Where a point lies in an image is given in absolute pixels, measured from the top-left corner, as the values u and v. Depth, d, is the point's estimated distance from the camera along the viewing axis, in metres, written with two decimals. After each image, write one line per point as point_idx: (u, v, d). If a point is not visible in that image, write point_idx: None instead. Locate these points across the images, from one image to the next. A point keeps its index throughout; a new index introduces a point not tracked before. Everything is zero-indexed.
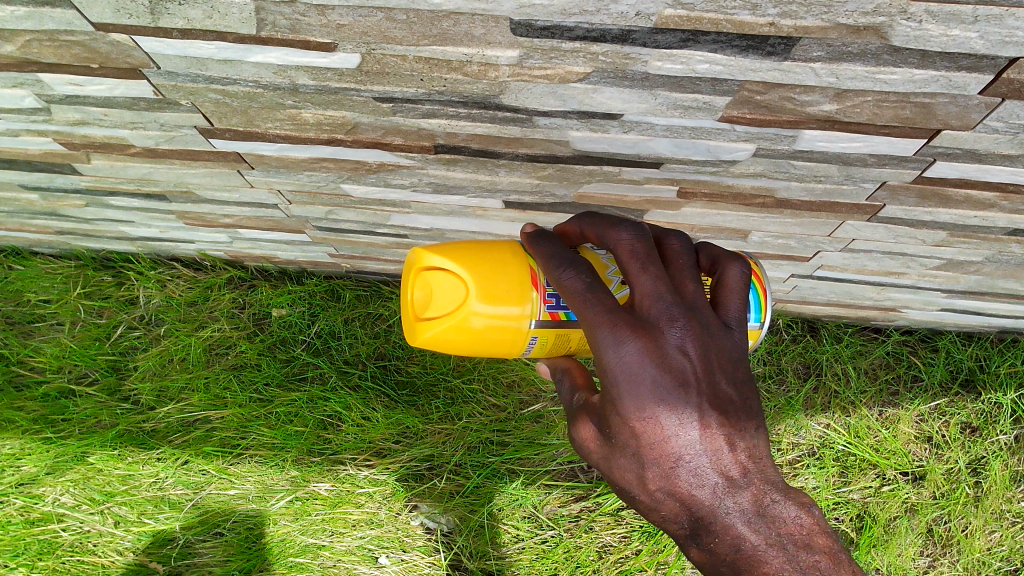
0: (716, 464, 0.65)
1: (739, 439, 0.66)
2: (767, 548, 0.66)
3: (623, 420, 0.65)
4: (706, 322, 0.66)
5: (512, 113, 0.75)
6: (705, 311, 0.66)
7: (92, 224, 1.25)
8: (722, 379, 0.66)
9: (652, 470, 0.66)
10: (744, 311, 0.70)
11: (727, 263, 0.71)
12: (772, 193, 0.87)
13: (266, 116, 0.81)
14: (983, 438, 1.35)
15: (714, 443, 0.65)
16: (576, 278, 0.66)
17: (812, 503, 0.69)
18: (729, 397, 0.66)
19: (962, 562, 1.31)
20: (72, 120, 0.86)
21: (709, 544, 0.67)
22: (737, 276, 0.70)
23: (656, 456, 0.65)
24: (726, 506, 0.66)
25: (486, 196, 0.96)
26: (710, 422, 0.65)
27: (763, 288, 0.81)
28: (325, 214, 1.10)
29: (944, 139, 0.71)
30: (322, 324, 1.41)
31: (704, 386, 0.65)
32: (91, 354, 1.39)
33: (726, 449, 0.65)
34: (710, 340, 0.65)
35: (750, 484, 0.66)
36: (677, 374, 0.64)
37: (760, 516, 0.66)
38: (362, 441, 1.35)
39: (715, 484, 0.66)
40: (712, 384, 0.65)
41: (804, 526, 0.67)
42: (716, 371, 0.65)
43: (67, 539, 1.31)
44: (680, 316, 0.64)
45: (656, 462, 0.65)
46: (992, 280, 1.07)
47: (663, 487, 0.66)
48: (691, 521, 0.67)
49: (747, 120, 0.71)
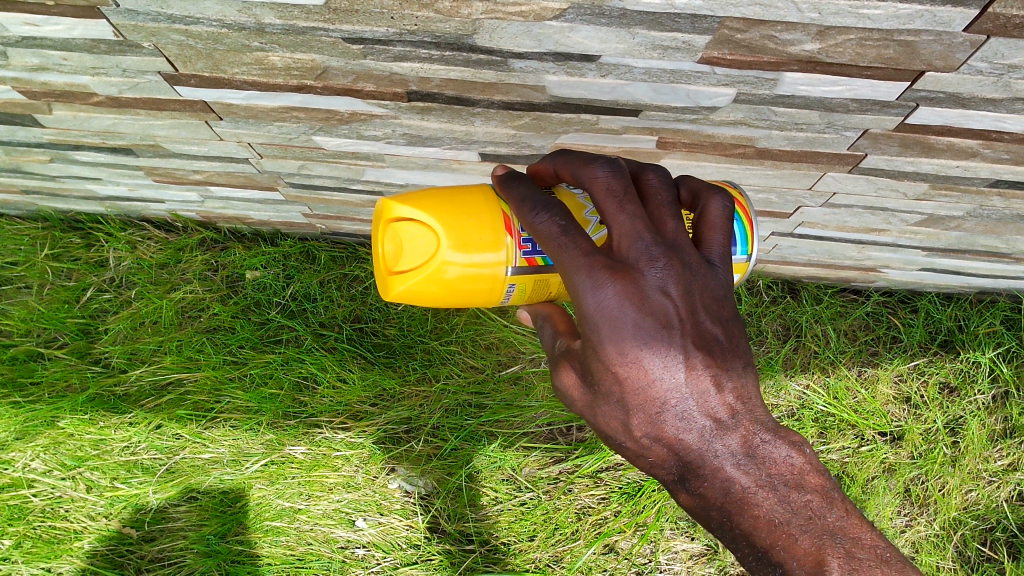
0: (703, 407, 0.65)
1: (727, 380, 0.65)
2: (758, 490, 0.66)
3: (605, 366, 0.64)
4: (687, 261, 0.64)
5: (486, 55, 0.72)
6: (686, 249, 0.65)
7: (58, 182, 1.22)
8: (707, 319, 0.65)
9: (638, 416, 0.65)
10: (727, 245, 0.68)
11: (709, 197, 0.69)
12: (752, 143, 0.85)
13: (232, 60, 0.78)
14: (962, 398, 1.35)
15: (700, 385, 0.64)
16: (550, 221, 0.64)
17: (803, 442, 0.69)
18: (714, 336, 0.65)
19: (939, 520, 1.31)
20: (31, 66, 0.83)
21: (698, 489, 0.67)
22: (719, 210, 0.69)
23: (641, 401, 0.64)
24: (715, 449, 0.66)
25: (461, 148, 0.94)
26: (695, 364, 0.64)
27: (750, 222, 0.80)
28: (297, 169, 1.07)
29: (927, 82, 0.70)
30: (297, 286, 1.38)
31: (688, 327, 0.64)
32: (60, 317, 1.36)
33: (713, 391, 0.65)
34: (692, 279, 0.64)
35: (738, 425, 0.66)
36: (660, 316, 0.63)
37: (749, 457, 0.66)
38: (338, 404, 1.33)
39: (703, 428, 0.65)
40: (696, 325, 0.64)
41: (795, 466, 0.68)
42: (700, 311, 0.64)
43: (37, 505, 1.29)
44: (660, 255, 0.63)
45: (642, 408, 0.65)
46: (973, 236, 1.07)
47: (649, 433, 0.66)
48: (678, 466, 0.67)
49: (728, 61, 0.69)
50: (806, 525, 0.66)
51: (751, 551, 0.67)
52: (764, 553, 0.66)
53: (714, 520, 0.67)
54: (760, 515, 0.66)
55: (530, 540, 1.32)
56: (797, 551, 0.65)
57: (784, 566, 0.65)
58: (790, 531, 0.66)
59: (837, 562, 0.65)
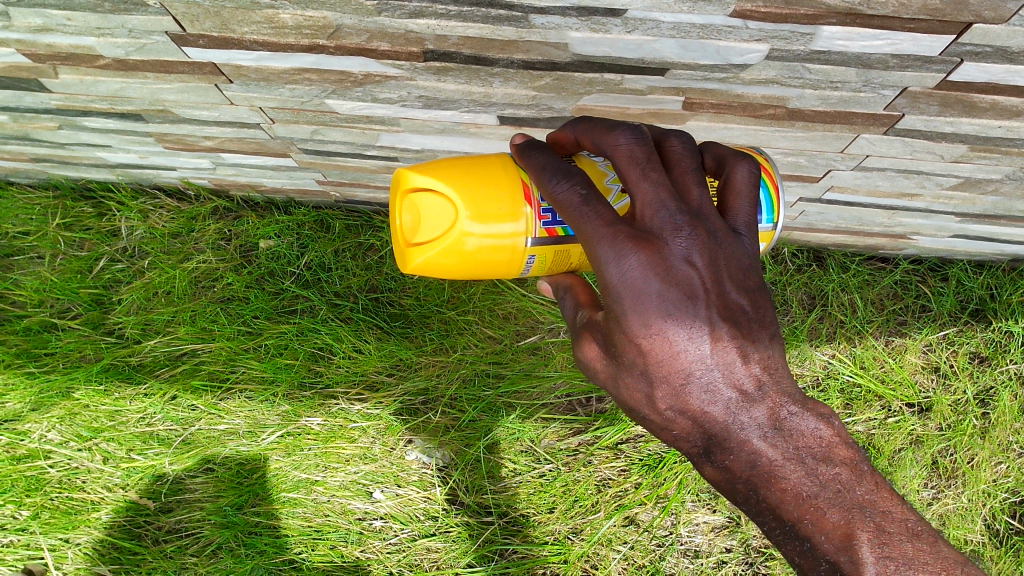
0: (728, 378, 0.62)
1: (752, 350, 0.63)
2: (785, 463, 0.64)
3: (628, 337, 0.61)
4: (712, 230, 0.61)
5: (506, 10, 0.69)
6: (711, 218, 0.62)
7: (68, 149, 1.20)
8: (732, 289, 0.62)
9: (661, 388, 0.63)
10: (754, 213, 0.65)
11: (734, 162, 0.66)
12: (783, 103, 0.81)
13: (241, 19, 0.75)
14: (993, 368, 1.32)
15: (725, 357, 0.62)
16: (571, 190, 0.62)
17: (831, 415, 0.66)
18: (740, 306, 0.62)
19: (967, 493, 1.28)
20: (34, 27, 0.80)
21: (723, 462, 0.64)
22: (745, 176, 0.65)
23: (665, 373, 0.62)
24: (741, 421, 0.63)
25: (479, 111, 0.91)
26: (721, 335, 0.61)
27: (776, 187, 0.77)
28: (310, 134, 1.04)
29: (974, 34, 0.66)
30: (312, 256, 1.36)
31: (713, 297, 0.61)
32: (73, 288, 1.34)
33: (739, 362, 0.62)
34: (718, 248, 0.61)
35: (764, 397, 0.63)
36: (685, 286, 0.60)
37: (776, 430, 0.64)
38: (354, 374, 1.31)
39: (728, 400, 0.63)
40: (722, 294, 0.61)
41: (823, 438, 0.65)
42: (726, 281, 0.62)
43: (54, 476, 1.28)
44: (685, 223, 0.60)
45: (666, 380, 0.62)
46: (1010, 201, 1.03)
47: (673, 406, 0.63)
48: (703, 438, 0.64)
49: (761, 15, 0.65)
50: (835, 499, 0.63)
51: (778, 524, 0.64)
52: (791, 527, 0.64)
53: (739, 493, 0.65)
54: (787, 488, 0.63)
55: (550, 512, 1.30)
56: (825, 525, 0.63)
57: (811, 539, 0.63)
58: (818, 504, 0.63)
59: (867, 535, 0.62)
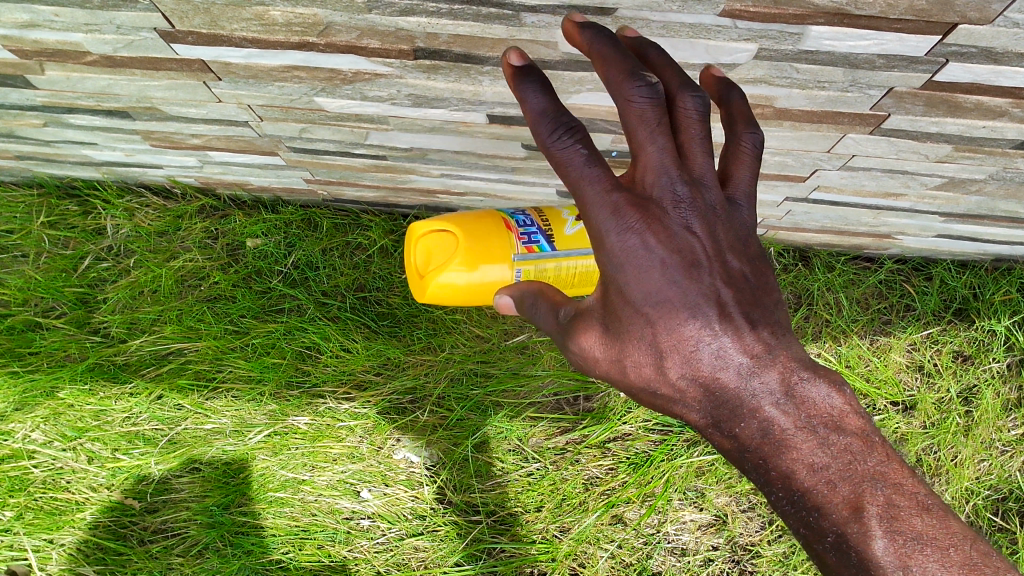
0: (735, 345, 0.64)
1: (756, 318, 0.65)
2: (796, 432, 0.64)
3: (633, 308, 0.64)
4: (713, 199, 0.63)
5: (497, 8, 0.69)
6: (713, 188, 0.64)
7: (54, 147, 1.19)
8: (733, 257, 0.65)
9: (669, 359, 0.65)
10: (753, 183, 0.67)
11: (740, 130, 0.66)
12: (771, 103, 0.82)
13: (231, 15, 0.75)
14: (976, 367, 1.33)
15: (731, 322, 0.64)
16: (573, 149, 0.60)
17: (843, 384, 0.67)
18: (740, 273, 0.65)
19: (951, 491, 1.29)
20: (21, 22, 0.80)
21: (733, 430, 0.66)
22: (750, 144, 0.66)
23: (671, 341, 0.64)
24: (751, 388, 0.65)
25: (469, 109, 0.91)
26: (725, 302, 0.64)
27: None
28: (298, 132, 1.04)
29: (959, 35, 0.66)
30: (299, 255, 1.35)
31: (715, 265, 0.64)
32: (57, 287, 1.33)
33: (744, 329, 0.64)
34: (718, 217, 0.64)
35: (773, 364, 0.65)
36: (687, 253, 0.63)
37: (787, 397, 0.65)
38: (342, 373, 1.31)
39: (737, 367, 0.64)
40: (723, 263, 0.64)
41: (835, 407, 0.65)
42: (726, 249, 0.64)
43: (38, 476, 1.28)
44: (687, 193, 0.62)
45: (672, 349, 0.64)
46: (993, 201, 1.04)
47: (682, 375, 0.65)
48: (713, 408, 0.66)
49: (750, 14, 0.66)
50: (846, 470, 0.63)
51: (788, 496, 0.64)
52: (801, 498, 0.63)
53: (751, 464, 0.66)
54: (799, 458, 0.64)
55: (537, 511, 1.30)
56: (836, 498, 0.62)
57: (821, 510, 0.62)
58: (829, 476, 0.63)
59: (877, 509, 0.62)
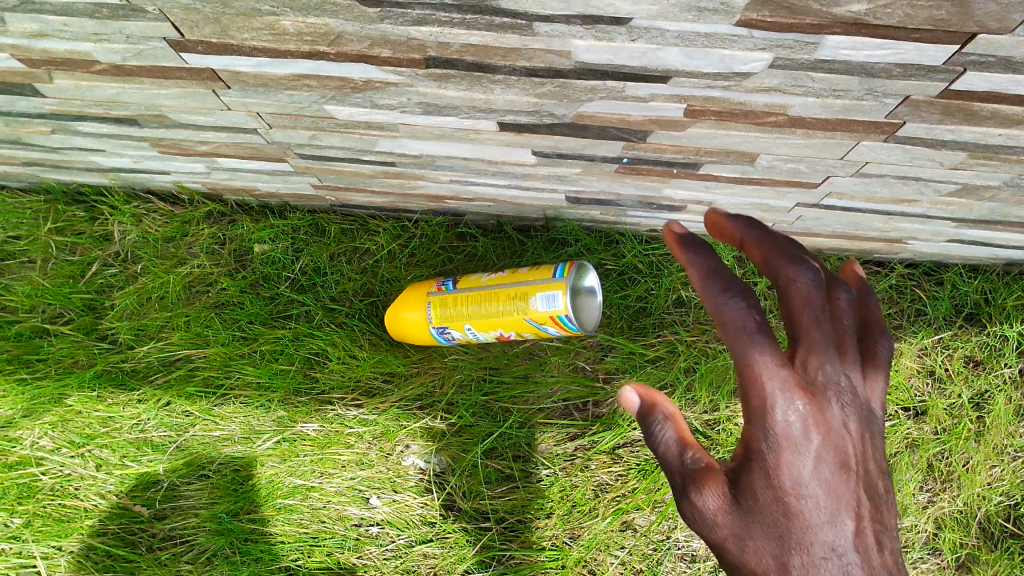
0: (874, 557, 0.56)
1: (889, 530, 0.58)
2: None
3: (775, 490, 0.57)
4: (865, 446, 0.59)
5: (511, 18, 0.68)
6: (872, 426, 0.60)
7: (61, 154, 1.18)
8: (876, 487, 0.59)
9: (794, 554, 0.56)
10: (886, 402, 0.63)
11: (877, 337, 0.64)
12: (785, 111, 0.81)
13: (242, 25, 0.74)
14: (987, 372, 1.32)
15: (871, 536, 0.56)
16: (748, 311, 0.56)
17: None
18: (880, 496, 0.59)
19: (962, 497, 1.29)
20: (30, 32, 0.79)
21: None
22: (886, 352, 0.63)
23: (797, 536, 0.56)
24: None
25: (480, 116, 0.90)
26: (864, 511, 0.57)
27: None
28: (308, 139, 1.03)
29: (978, 44, 0.66)
30: (307, 260, 1.34)
31: (864, 473, 0.58)
32: (65, 293, 1.33)
33: (882, 541, 0.57)
34: (865, 448, 0.59)
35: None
36: (840, 454, 0.58)
37: None
38: (350, 380, 1.31)
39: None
40: (868, 475, 0.59)
41: None
42: (869, 473, 0.59)
43: (46, 483, 1.27)
44: (848, 400, 0.58)
45: (798, 543, 0.56)
46: (1006, 207, 1.03)
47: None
48: None
49: (767, 24, 0.65)
50: None
51: None
52: None
53: None
54: None
55: (547, 517, 1.30)
56: None
57: None
58: None
59: None
